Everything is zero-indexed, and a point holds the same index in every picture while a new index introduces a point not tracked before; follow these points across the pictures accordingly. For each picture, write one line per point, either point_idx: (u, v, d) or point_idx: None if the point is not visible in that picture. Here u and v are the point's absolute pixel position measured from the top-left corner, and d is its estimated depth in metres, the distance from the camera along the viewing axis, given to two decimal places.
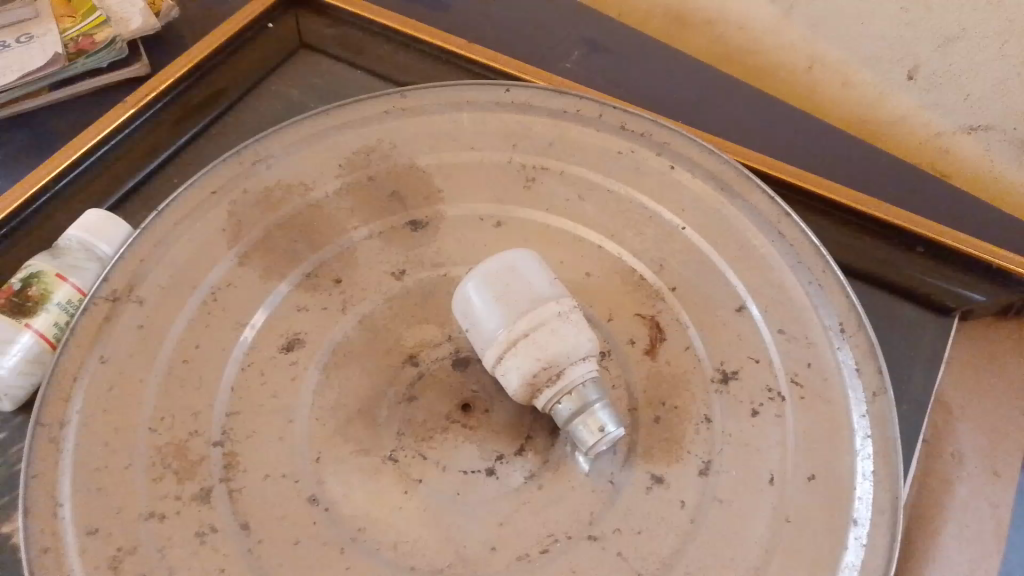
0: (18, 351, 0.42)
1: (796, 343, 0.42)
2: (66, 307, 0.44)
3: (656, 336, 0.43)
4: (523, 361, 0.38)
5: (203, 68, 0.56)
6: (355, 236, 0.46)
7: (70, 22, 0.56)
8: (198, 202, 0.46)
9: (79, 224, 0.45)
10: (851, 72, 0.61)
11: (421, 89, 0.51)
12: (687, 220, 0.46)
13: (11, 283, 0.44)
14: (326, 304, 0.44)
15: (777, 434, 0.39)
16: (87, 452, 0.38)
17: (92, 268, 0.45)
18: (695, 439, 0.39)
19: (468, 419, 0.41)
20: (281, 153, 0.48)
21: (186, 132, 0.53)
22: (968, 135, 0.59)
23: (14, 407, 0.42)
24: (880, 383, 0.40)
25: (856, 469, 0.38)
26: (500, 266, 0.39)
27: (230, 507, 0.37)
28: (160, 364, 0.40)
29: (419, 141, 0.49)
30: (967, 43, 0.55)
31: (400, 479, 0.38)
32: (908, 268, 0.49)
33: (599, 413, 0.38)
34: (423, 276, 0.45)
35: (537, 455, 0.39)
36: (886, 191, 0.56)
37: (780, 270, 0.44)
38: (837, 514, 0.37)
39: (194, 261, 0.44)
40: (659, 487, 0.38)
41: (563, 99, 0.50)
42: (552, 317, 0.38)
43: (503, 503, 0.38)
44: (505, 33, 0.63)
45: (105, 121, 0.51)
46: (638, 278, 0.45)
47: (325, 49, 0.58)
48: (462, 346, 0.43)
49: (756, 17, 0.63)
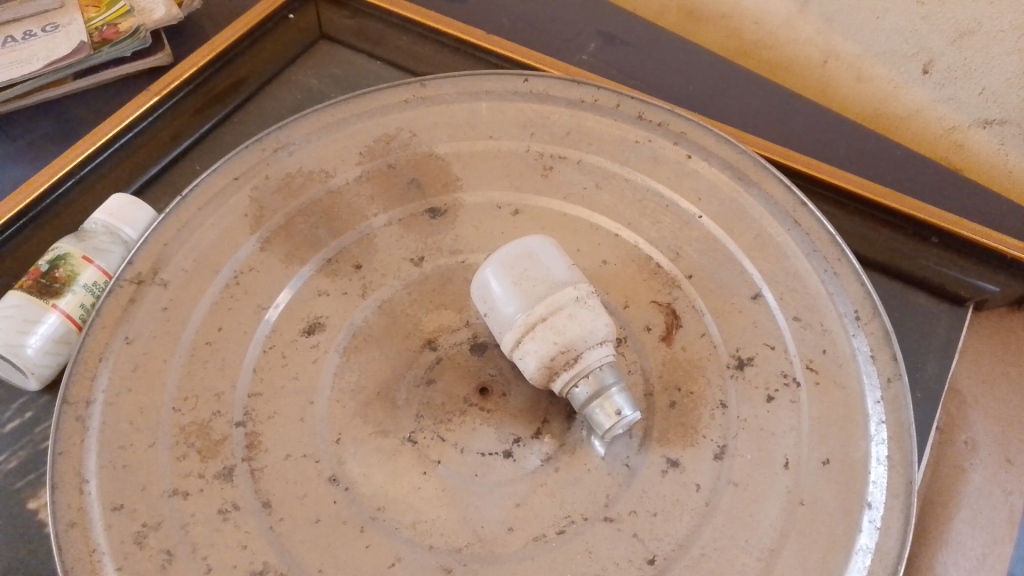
0: (45, 331, 0.43)
1: (811, 331, 0.42)
2: (92, 289, 0.45)
3: (672, 323, 0.43)
4: (542, 345, 0.38)
5: (225, 58, 0.56)
6: (375, 223, 0.47)
7: (94, 12, 0.57)
8: (221, 188, 0.46)
9: (105, 208, 0.46)
10: (866, 66, 0.62)
11: (439, 79, 0.51)
12: (704, 208, 0.46)
13: (39, 264, 0.45)
14: (346, 290, 0.44)
15: (792, 419, 0.39)
16: (113, 430, 0.38)
17: (117, 251, 0.46)
18: (711, 423, 0.40)
19: (486, 402, 0.41)
20: (302, 140, 0.49)
21: (208, 121, 0.54)
22: (983, 129, 0.59)
23: (40, 386, 0.43)
24: (895, 369, 0.40)
25: (871, 454, 0.38)
26: (519, 252, 0.39)
27: (252, 486, 0.38)
28: (184, 345, 0.41)
29: (438, 130, 0.50)
30: (982, 37, 0.55)
31: (419, 459, 0.39)
32: (923, 258, 0.49)
33: (616, 396, 0.38)
34: (441, 263, 0.46)
35: (553, 438, 0.40)
36: (901, 183, 0.56)
37: (795, 258, 0.44)
38: (851, 498, 0.37)
39: (217, 245, 0.44)
40: (675, 470, 0.38)
41: (581, 89, 0.51)
42: (570, 302, 0.38)
43: (521, 484, 0.38)
44: (523, 24, 0.63)
45: (128, 108, 0.52)
46: (655, 266, 0.45)
47: (344, 40, 0.59)
48: (480, 331, 0.44)
49: (772, 11, 0.64)
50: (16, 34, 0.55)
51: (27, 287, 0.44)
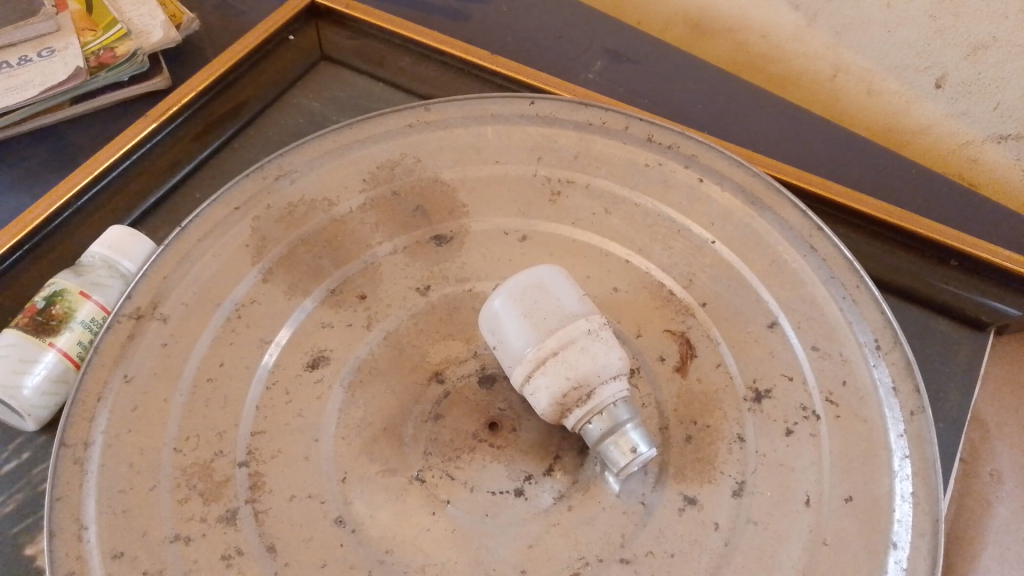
0: (42, 371, 0.41)
1: (830, 361, 0.41)
2: (90, 325, 0.43)
3: (686, 352, 0.42)
4: (553, 380, 0.37)
5: (225, 81, 0.55)
6: (379, 251, 0.46)
7: (92, 36, 0.55)
8: (221, 218, 0.45)
9: (102, 241, 0.45)
10: (877, 80, 0.60)
11: (444, 102, 0.50)
12: (716, 233, 0.45)
13: (35, 301, 0.43)
14: (351, 321, 0.43)
15: (812, 453, 0.38)
16: (112, 473, 0.37)
17: (115, 286, 0.45)
18: (728, 458, 0.39)
19: (496, 438, 0.40)
20: (304, 167, 0.48)
21: (207, 147, 0.53)
22: (997, 144, 0.58)
23: (37, 426, 0.42)
24: (918, 402, 0.39)
25: (895, 491, 0.37)
26: (528, 282, 0.38)
27: (256, 530, 0.36)
28: (185, 382, 0.40)
29: (443, 155, 0.49)
30: (997, 51, 0.54)
31: (427, 499, 0.38)
32: (943, 282, 0.47)
33: (631, 433, 0.37)
34: (448, 291, 0.45)
35: (565, 475, 0.39)
36: (916, 202, 0.55)
37: (812, 285, 0.43)
38: (875, 537, 0.36)
39: (218, 278, 0.43)
40: (692, 508, 0.37)
41: (588, 111, 0.50)
42: (581, 335, 0.37)
43: (533, 524, 0.37)
44: (527, 43, 0.62)
45: (126, 136, 0.51)
46: (667, 293, 0.44)
47: (346, 62, 0.58)
48: (488, 363, 0.42)
49: (780, 25, 0.62)
50: (11, 60, 0.54)
51: (23, 324, 0.43)
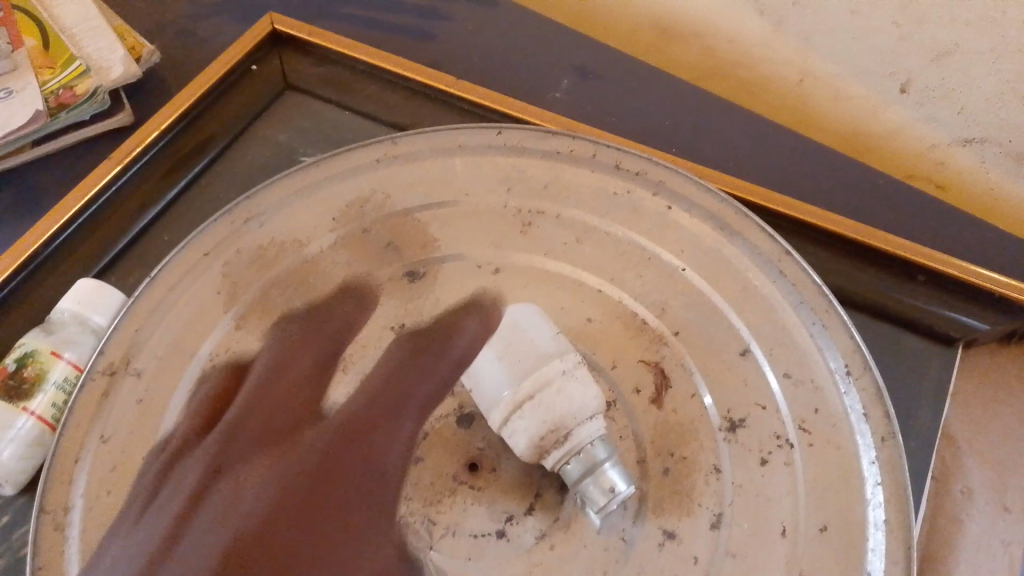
0: (16, 437, 0.41)
1: (802, 388, 0.41)
2: (63, 386, 0.43)
3: (662, 384, 0.42)
4: (530, 423, 0.37)
5: (189, 117, 0.55)
6: (353, 292, 0.46)
7: (49, 74, 0.54)
8: (191, 264, 0.45)
9: (72, 296, 0.44)
10: (843, 86, 0.61)
11: (411, 135, 0.50)
12: (687, 260, 0.46)
13: (7, 363, 0.43)
14: (325, 365, 0.43)
15: (787, 483, 0.39)
16: (94, 538, 0.37)
17: (87, 341, 0.44)
18: (705, 490, 0.39)
19: (476, 479, 0.40)
20: (272, 209, 0.47)
21: (174, 187, 0.52)
22: (963, 147, 0.59)
23: (16, 490, 0.42)
24: (888, 427, 0.39)
25: (868, 519, 0.38)
26: (504, 327, 0.40)
27: None
28: (163, 440, 0.40)
29: (413, 189, 0.49)
30: (960, 57, 0.54)
31: (410, 546, 0.38)
32: (911, 298, 0.48)
33: (608, 472, 0.37)
34: (421, 330, 0.44)
35: (546, 513, 0.39)
36: (881, 214, 0.56)
37: (782, 311, 0.44)
38: (850, 567, 0.37)
39: (191, 328, 0.43)
40: (671, 543, 0.38)
41: (557, 139, 0.49)
42: (556, 377, 0.37)
43: (516, 565, 0.38)
44: (494, 63, 0.62)
45: (90, 181, 0.50)
46: (641, 322, 0.44)
47: (311, 90, 0.57)
48: (466, 402, 0.42)
49: (747, 32, 0.62)
50: None
51: None
